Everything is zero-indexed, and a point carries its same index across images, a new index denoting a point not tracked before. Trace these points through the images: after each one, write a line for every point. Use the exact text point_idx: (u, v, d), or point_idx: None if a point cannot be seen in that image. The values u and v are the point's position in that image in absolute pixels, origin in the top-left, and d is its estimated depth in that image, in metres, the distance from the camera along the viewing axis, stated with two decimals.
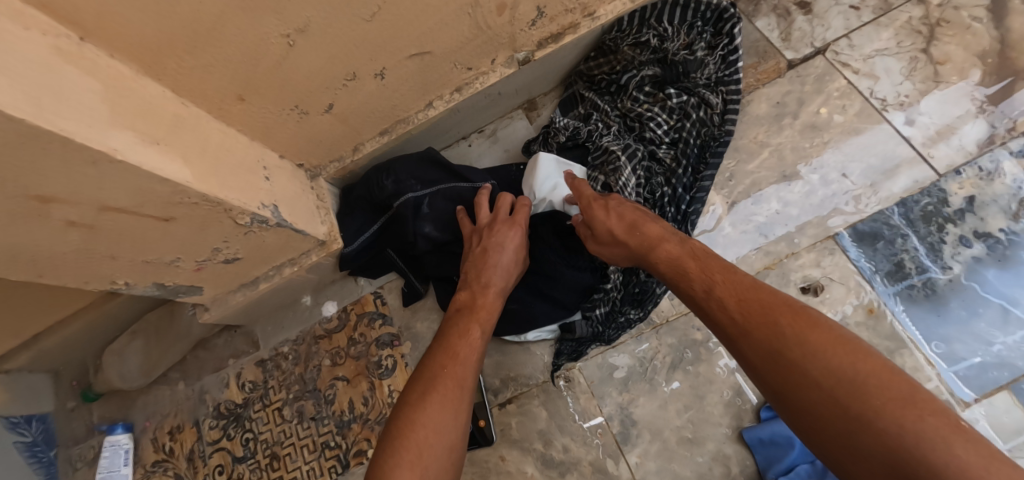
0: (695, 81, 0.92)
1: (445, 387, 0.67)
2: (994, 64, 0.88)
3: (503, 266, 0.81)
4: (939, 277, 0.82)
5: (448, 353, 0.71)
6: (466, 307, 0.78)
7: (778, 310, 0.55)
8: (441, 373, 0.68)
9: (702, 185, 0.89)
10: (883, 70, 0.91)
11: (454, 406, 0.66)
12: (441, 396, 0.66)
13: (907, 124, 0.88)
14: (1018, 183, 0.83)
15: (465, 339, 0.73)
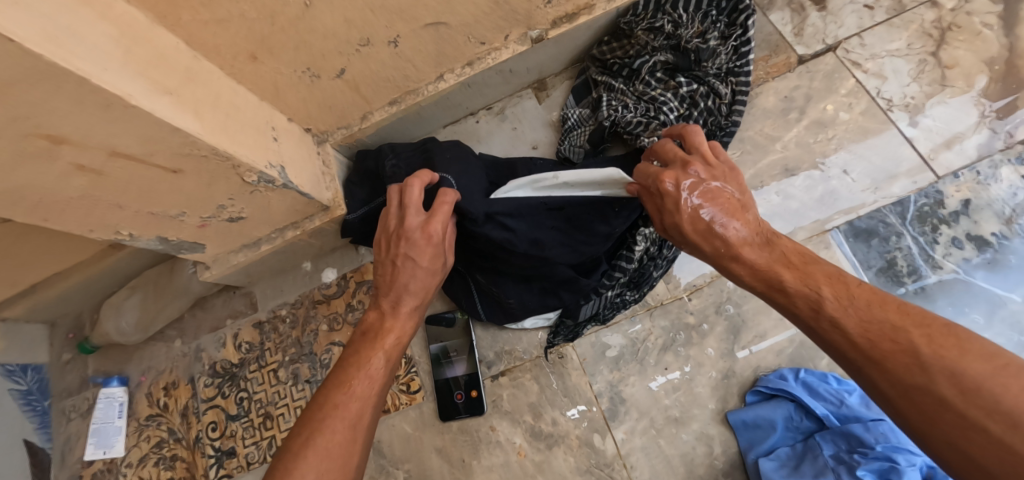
0: (706, 70, 0.93)
1: (331, 428, 0.61)
2: (1001, 71, 0.89)
3: (418, 288, 0.70)
4: (929, 275, 0.82)
5: (344, 386, 0.64)
6: (371, 329, 0.70)
7: (916, 335, 0.50)
8: (332, 417, 0.61)
9: None
10: (892, 71, 0.92)
11: (343, 460, 0.60)
12: (323, 441, 0.60)
13: (910, 126, 0.89)
14: (1012, 189, 0.83)
15: (367, 378, 0.65)
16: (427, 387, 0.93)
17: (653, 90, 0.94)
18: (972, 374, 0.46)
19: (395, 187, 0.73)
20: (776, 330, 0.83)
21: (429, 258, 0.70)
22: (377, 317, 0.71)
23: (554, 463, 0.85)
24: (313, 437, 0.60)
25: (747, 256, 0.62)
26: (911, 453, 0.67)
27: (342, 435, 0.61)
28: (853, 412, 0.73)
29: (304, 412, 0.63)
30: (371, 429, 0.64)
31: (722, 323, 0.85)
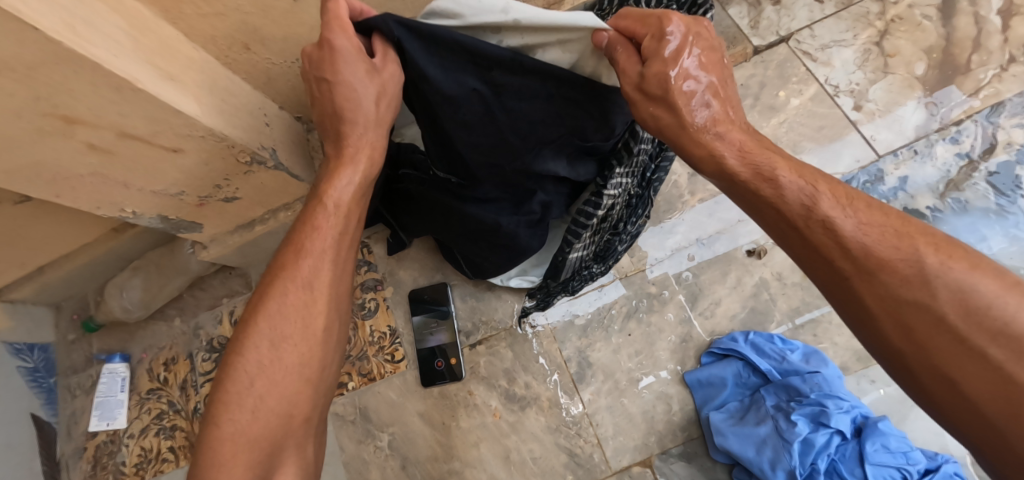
0: None
1: (283, 294, 0.61)
2: (938, 59, 0.96)
3: (365, 122, 0.63)
4: None
5: (296, 252, 0.62)
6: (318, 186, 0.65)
7: (925, 245, 0.48)
8: (284, 285, 0.61)
9: None
10: (839, 60, 0.99)
11: (301, 330, 0.60)
12: (281, 306, 0.60)
13: (855, 109, 0.96)
14: (947, 166, 0.90)
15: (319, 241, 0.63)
16: (410, 356, 1.00)
17: None
18: (983, 294, 0.45)
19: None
20: (730, 297, 0.90)
21: (364, 74, 0.59)
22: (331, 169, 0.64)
23: (527, 423, 0.92)
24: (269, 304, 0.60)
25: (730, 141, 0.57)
26: (842, 399, 0.73)
27: (297, 302, 0.61)
28: (794, 368, 0.81)
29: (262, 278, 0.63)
30: (333, 296, 0.63)
31: (681, 292, 0.92)
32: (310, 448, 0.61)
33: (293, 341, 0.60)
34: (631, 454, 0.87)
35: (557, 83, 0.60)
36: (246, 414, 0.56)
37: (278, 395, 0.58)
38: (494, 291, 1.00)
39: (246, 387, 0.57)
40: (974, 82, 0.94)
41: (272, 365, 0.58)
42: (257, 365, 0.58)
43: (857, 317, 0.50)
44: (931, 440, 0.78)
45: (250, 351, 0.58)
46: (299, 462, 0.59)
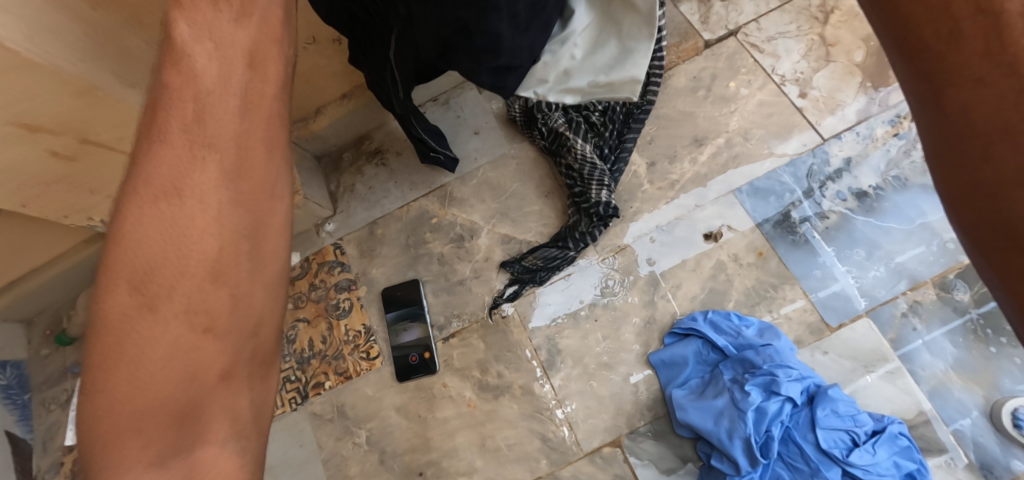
0: None
1: (136, 210, 0.40)
2: (875, 46, 1.02)
3: None
4: (817, 224, 0.93)
5: (151, 139, 0.41)
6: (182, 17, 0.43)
7: None
8: (139, 196, 0.40)
9: (625, 145, 1.01)
10: (784, 50, 1.05)
11: (179, 262, 0.41)
12: (142, 216, 0.40)
13: (801, 96, 1.01)
14: (887, 146, 0.96)
15: (178, 124, 0.41)
16: (385, 353, 1.03)
17: None
18: None
19: None
20: (690, 279, 0.94)
21: None
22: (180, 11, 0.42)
23: (501, 411, 0.94)
24: (120, 225, 0.40)
25: None
26: (792, 369, 0.77)
27: (162, 218, 0.40)
28: (749, 342, 0.86)
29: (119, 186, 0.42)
30: (229, 191, 0.42)
31: (643, 277, 0.96)
32: (247, 397, 0.43)
33: (173, 270, 0.41)
34: (602, 436, 0.89)
35: None
36: (122, 384, 0.39)
37: (160, 356, 0.40)
38: (465, 284, 1.04)
39: (110, 349, 0.39)
40: None
41: (140, 313, 0.40)
42: (125, 306, 0.40)
43: (992, 170, 0.33)
44: (881, 404, 0.82)
45: (110, 296, 0.40)
46: (229, 421, 0.41)
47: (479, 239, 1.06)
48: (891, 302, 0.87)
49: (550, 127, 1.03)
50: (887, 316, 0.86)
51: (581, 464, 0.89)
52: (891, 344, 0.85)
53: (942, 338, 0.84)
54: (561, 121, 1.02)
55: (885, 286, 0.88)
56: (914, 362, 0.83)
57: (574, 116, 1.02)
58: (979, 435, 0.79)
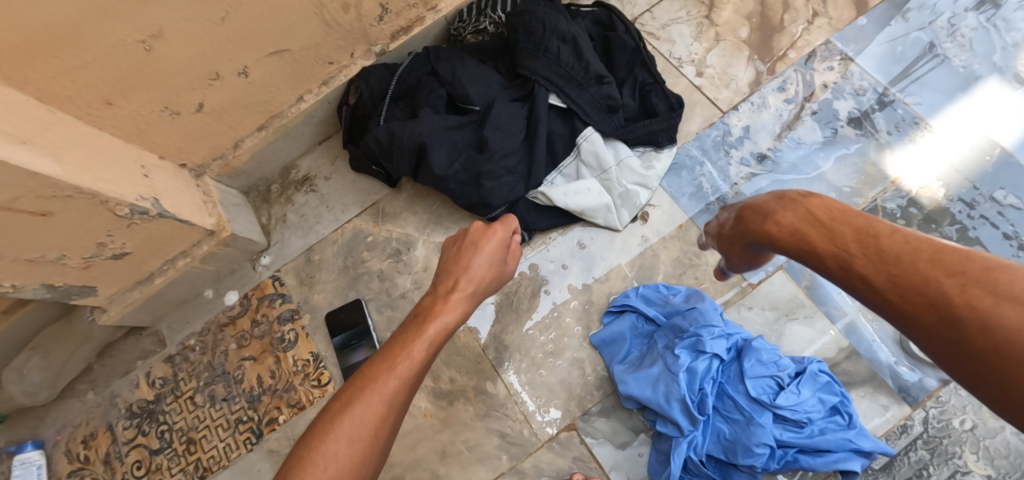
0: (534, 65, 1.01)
1: (366, 396, 0.61)
2: (758, 22, 1.10)
3: (486, 256, 0.77)
4: (727, 192, 1.00)
5: (391, 361, 0.64)
6: (422, 311, 0.71)
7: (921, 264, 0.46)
8: (369, 389, 0.62)
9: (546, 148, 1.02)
10: (678, 35, 1.12)
11: (370, 437, 0.60)
12: (363, 407, 0.61)
13: (698, 76, 1.08)
14: (779, 111, 1.03)
15: (409, 359, 0.65)
16: (337, 376, 1.03)
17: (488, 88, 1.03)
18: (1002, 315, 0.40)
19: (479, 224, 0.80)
20: (619, 259, 0.98)
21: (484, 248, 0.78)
22: (429, 298, 0.73)
23: (457, 415, 0.95)
24: (353, 403, 0.61)
25: (784, 221, 0.61)
26: (715, 327, 0.82)
27: (378, 409, 0.61)
28: (678, 309, 0.90)
29: (352, 377, 0.65)
30: (400, 412, 0.63)
31: (576, 263, 0.99)
32: None
33: (364, 446, 0.60)
34: (557, 422, 0.91)
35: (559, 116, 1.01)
36: None
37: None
38: (408, 297, 1.05)
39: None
40: (789, 36, 1.08)
41: (337, 464, 0.58)
42: (332, 453, 0.58)
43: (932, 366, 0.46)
44: (804, 347, 0.88)
45: (326, 444, 0.58)
46: None
47: (416, 251, 1.07)
48: None
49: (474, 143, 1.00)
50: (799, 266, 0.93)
51: (540, 454, 0.91)
52: (806, 292, 0.91)
53: None
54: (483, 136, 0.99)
55: None
56: (829, 304, 0.90)
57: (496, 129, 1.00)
58: (895, 362, 0.86)
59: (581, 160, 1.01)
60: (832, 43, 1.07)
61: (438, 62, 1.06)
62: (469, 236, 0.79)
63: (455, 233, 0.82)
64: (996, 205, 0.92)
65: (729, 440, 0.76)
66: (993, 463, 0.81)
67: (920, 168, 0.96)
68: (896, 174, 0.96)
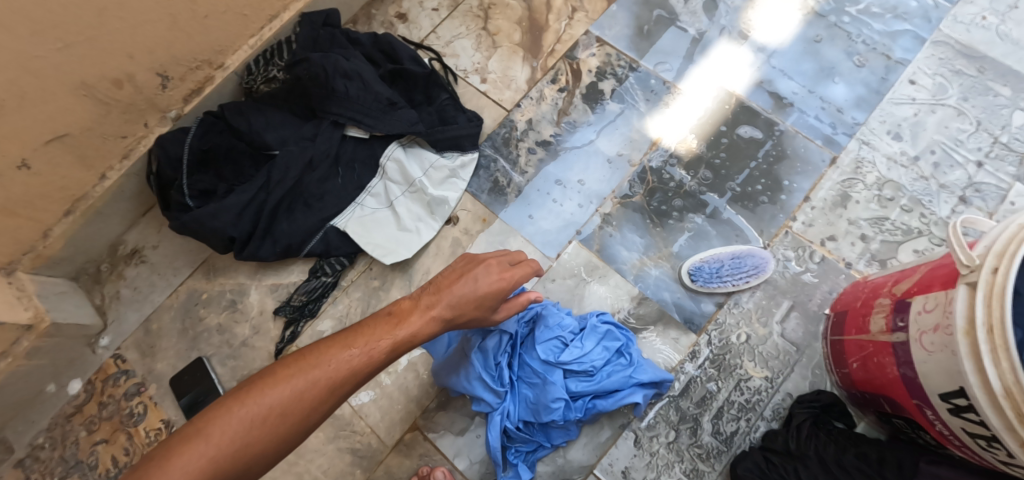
0: (329, 101, 1.06)
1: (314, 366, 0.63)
2: (527, 26, 1.22)
3: (488, 283, 0.76)
4: (521, 181, 1.09)
5: (349, 347, 0.66)
6: (399, 314, 0.72)
7: None
8: (320, 369, 0.63)
9: (353, 178, 1.07)
10: (461, 49, 1.22)
11: (303, 414, 0.61)
12: (305, 383, 0.62)
13: (482, 82, 1.18)
14: (555, 101, 1.14)
15: (367, 354, 0.66)
16: None
17: (283, 132, 1.08)
18: None
19: (492, 259, 0.79)
20: (435, 262, 1.06)
21: (492, 277, 0.77)
22: (405, 306, 0.74)
23: (309, 443, 0.98)
24: (298, 376, 0.62)
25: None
26: None
27: (318, 390, 0.62)
28: None
29: (306, 346, 0.67)
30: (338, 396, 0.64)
31: (397, 276, 1.06)
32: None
33: (290, 414, 0.60)
34: (400, 426, 0.97)
35: (359, 146, 1.08)
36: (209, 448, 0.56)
37: (232, 453, 0.57)
38: (248, 344, 1.08)
39: (228, 431, 0.57)
40: (554, 33, 1.21)
41: (260, 427, 0.59)
42: (258, 415, 0.59)
43: None
44: (602, 303, 0.99)
45: (256, 408, 0.59)
46: None
47: (249, 297, 1.10)
48: (588, 222, 1.04)
49: (284, 187, 1.04)
50: (588, 234, 1.03)
51: (390, 459, 0.96)
52: (598, 255, 1.02)
53: (631, 235, 1.02)
54: (289, 178, 1.04)
55: (579, 210, 1.05)
56: (617, 260, 1.01)
57: (302, 171, 1.05)
58: (677, 298, 0.97)
59: (387, 178, 1.08)
60: (591, 32, 1.19)
61: (234, 116, 1.08)
62: (483, 267, 0.78)
63: (467, 256, 0.81)
64: (739, 145, 1.06)
65: (533, 402, 0.85)
66: (767, 365, 0.93)
67: (674, 126, 1.09)
68: (657, 135, 1.09)
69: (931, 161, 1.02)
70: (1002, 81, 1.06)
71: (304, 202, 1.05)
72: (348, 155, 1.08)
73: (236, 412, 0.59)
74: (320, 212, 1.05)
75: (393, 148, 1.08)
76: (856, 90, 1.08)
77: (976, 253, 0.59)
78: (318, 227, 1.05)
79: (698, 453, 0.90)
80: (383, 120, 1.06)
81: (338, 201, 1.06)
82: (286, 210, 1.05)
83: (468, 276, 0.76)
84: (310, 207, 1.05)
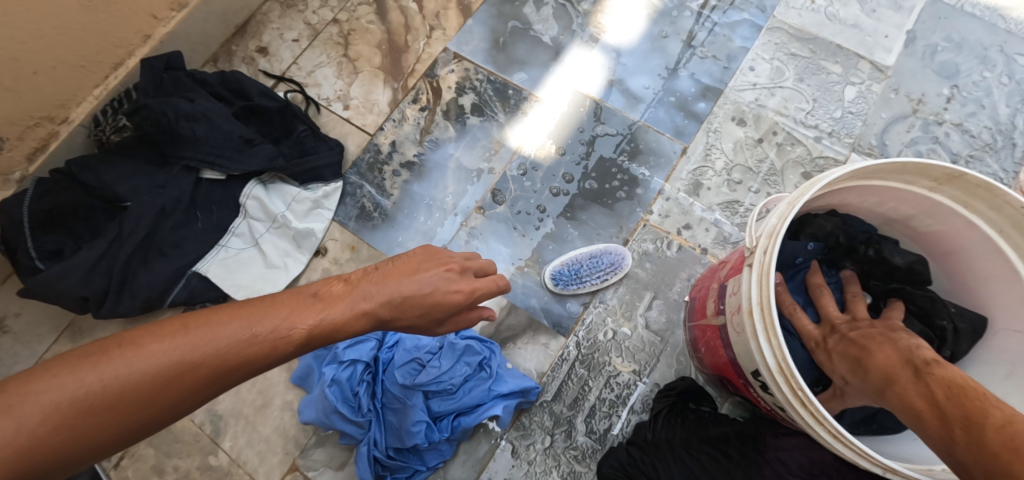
0: (177, 146, 1.03)
1: (197, 343, 0.51)
2: (387, 48, 1.21)
3: (442, 289, 0.63)
4: (387, 204, 1.09)
5: (248, 333, 0.53)
6: (325, 299, 0.59)
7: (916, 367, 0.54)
8: (201, 354, 0.51)
9: (214, 220, 1.05)
10: (322, 78, 1.21)
11: (165, 404, 0.50)
12: (179, 370, 0.50)
13: (344, 109, 1.17)
14: (417, 120, 1.14)
15: (270, 347, 0.54)
16: None
17: (132, 180, 1.03)
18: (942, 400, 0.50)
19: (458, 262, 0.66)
20: None
21: (451, 280, 0.64)
22: (338, 289, 0.60)
23: None
24: (172, 357, 0.49)
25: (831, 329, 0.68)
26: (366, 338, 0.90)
27: (195, 380, 0.50)
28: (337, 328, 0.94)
29: (196, 311, 0.53)
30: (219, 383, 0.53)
31: None
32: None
33: (145, 401, 0.49)
34: (280, 468, 0.96)
35: (217, 187, 1.06)
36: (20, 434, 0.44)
37: (55, 444, 0.45)
38: None
39: (56, 415, 0.45)
40: (414, 53, 1.20)
41: (103, 414, 0.47)
42: (105, 400, 0.47)
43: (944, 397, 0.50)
44: None
45: (104, 390, 0.47)
46: None
47: None
48: (454, 238, 1.05)
49: (139, 238, 0.99)
50: (455, 249, 1.04)
51: None
52: None
53: (496, 247, 1.04)
54: (143, 228, 1.00)
55: (444, 227, 1.06)
56: None
57: (157, 219, 1.01)
58: (545, 303, 0.98)
59: (250, 217, 1.06)
60: (449, 49, 1.19)
61: (83, 171, 1.02)
62: (439, 269, 0.64)
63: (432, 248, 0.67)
64: (596, 145, 1.09)
65: (397, 427, 0.85)
66: (634, 358, 0.95)
67: (534, 133, 1.11)
68: (517, 144, 1.10)
69: (774, 142, 1.07)
70: (833, 59, 1.12)
71: (164, 251, 1.02)
72: (205, 198, 1.05)
73: (75, 389, 0.46)
74: (182, 260, 1.02)
75: (252, 185, 1.06)
76: (702, 82, 1.12)
77: (754, 234, 0.64)
78: (180, 276, 1.02)
79: (574, 455, 0.91)
80: (239, 159, 1.04)
81: (200, 246, 1.04)
82: (145, 262, 1.01)
83: (421, 277, 0.63)
84: (170, 256, 1.02)
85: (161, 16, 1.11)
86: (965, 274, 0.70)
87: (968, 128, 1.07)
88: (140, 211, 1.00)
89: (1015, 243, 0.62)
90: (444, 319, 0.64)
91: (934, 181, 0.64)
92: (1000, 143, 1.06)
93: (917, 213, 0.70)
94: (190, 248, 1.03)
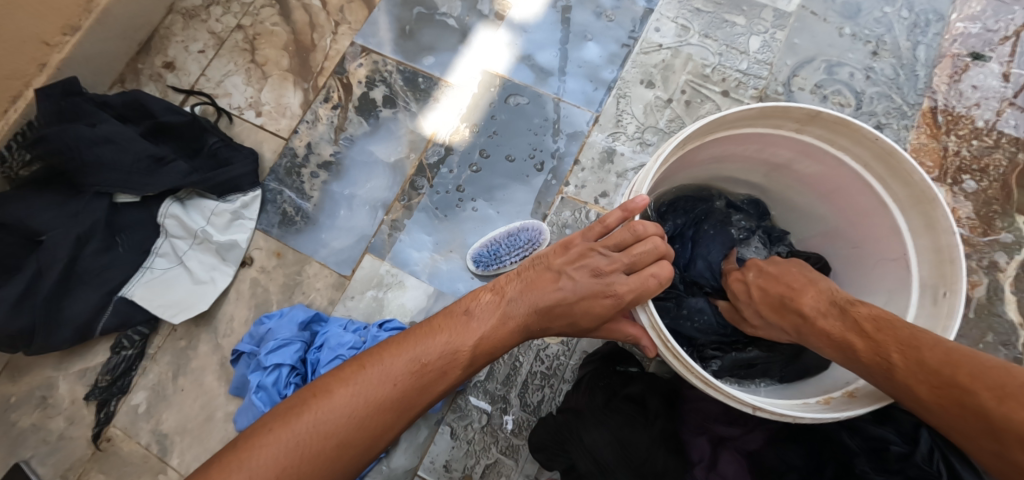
0: (83, 175, 1.00)
1: (376, 381, 0.59)
2: (294, 49, 1.20)
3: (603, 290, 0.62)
4: (308, 206, 1.09)
5: (420, 368, 0.60)
6: (475, 316, 0.64)
7: (918, 357, 0.52)
8: (387, 392, 0.58)
9: (135, 244, 1.04)
10: (232, 87, 1.19)
11: (367, 441, 0.57)
12: (371, 409, 0.57)
13: (257, 116, 1.16)
14: (331, 119, 1.14)
15: (440, 376, 0.61)
16: None
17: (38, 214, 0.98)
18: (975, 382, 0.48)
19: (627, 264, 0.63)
20: (237, 307, 1.06)
21: (627, 279, 0.62)
22: (485, 303, 0.65)
23: None
24: (362, 398, 0.57)
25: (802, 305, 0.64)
26: (291, 343, 0.91)
27: (387, 415, 0.58)
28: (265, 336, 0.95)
29: (370, 352, 0.61)
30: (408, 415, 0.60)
31: (201, 333, 1.05)
32: None
33: (346, 441, 0.56)
34: None
35: (135, 211, 1.05)
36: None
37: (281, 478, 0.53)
38: (64, 435, 1.03)
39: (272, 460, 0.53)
40: (322, 51, 1.18)
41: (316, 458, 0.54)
42: (314, 446, 0.54)
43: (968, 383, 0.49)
44: (402, 309, 1.01)
45: (313, 437, 0.55)
46: None
47: (59, 389, 1.05)
48: (377, 232, 1.06)
49: (59, 272, 0.96)
50: (379, 243, 1.05)
51: None
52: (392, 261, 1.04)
53: (421, 235, 1.04)
54: (62, 259, 0.96)
55: (366, 223, 1.06)
56: (410, 263, 1.03)
57: (77, 248, 0.98)
58: (472, 286, 1.00)
59: (171, 236, 1.05)
60: (357, 43, 1.18)
61: None
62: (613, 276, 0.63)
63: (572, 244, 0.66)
64: (510, 121, 1.09)
65: None
66: None
67: (448, 118, 1.11)
68: (432, 130, 1.10)
69: (683, 101, 1.08)
70: (737, 11, 1.12)
71: (88, 281, 0.99)
72: (123, 224, 1.03)
73: (289, 438, 0.54)
74: (109, 288, 1.01)
75: (169, 205, 1.05)
76: (609, 48, 1.12)
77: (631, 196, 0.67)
78: (109, 304, 1.01)
79: (511, 429, 0.93)
80: (154, 180, 1.02)
81: (125, 272, 1.02)
82: (69, 296, 0.98)
83: (557, 287, 0.64)
84: (96, 286, 1.00)
85: (53, 42, 1.08)
86: (845, 207, 0.73)
87: (872, 65, 1.08)
88: (56, 242, 0.97)
89: (878, 175, 0.65)
90: (595, 326, 0.64)
91: (798, 123, 0.66)
92: (902, 76, 1.06)
93: (793, 155, 0.71)
94: (116, 275, 1.01)
